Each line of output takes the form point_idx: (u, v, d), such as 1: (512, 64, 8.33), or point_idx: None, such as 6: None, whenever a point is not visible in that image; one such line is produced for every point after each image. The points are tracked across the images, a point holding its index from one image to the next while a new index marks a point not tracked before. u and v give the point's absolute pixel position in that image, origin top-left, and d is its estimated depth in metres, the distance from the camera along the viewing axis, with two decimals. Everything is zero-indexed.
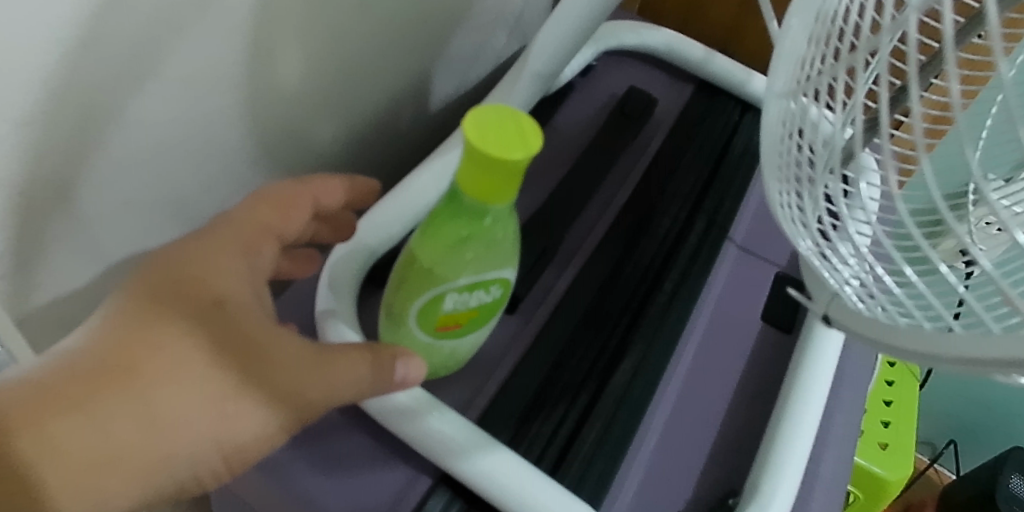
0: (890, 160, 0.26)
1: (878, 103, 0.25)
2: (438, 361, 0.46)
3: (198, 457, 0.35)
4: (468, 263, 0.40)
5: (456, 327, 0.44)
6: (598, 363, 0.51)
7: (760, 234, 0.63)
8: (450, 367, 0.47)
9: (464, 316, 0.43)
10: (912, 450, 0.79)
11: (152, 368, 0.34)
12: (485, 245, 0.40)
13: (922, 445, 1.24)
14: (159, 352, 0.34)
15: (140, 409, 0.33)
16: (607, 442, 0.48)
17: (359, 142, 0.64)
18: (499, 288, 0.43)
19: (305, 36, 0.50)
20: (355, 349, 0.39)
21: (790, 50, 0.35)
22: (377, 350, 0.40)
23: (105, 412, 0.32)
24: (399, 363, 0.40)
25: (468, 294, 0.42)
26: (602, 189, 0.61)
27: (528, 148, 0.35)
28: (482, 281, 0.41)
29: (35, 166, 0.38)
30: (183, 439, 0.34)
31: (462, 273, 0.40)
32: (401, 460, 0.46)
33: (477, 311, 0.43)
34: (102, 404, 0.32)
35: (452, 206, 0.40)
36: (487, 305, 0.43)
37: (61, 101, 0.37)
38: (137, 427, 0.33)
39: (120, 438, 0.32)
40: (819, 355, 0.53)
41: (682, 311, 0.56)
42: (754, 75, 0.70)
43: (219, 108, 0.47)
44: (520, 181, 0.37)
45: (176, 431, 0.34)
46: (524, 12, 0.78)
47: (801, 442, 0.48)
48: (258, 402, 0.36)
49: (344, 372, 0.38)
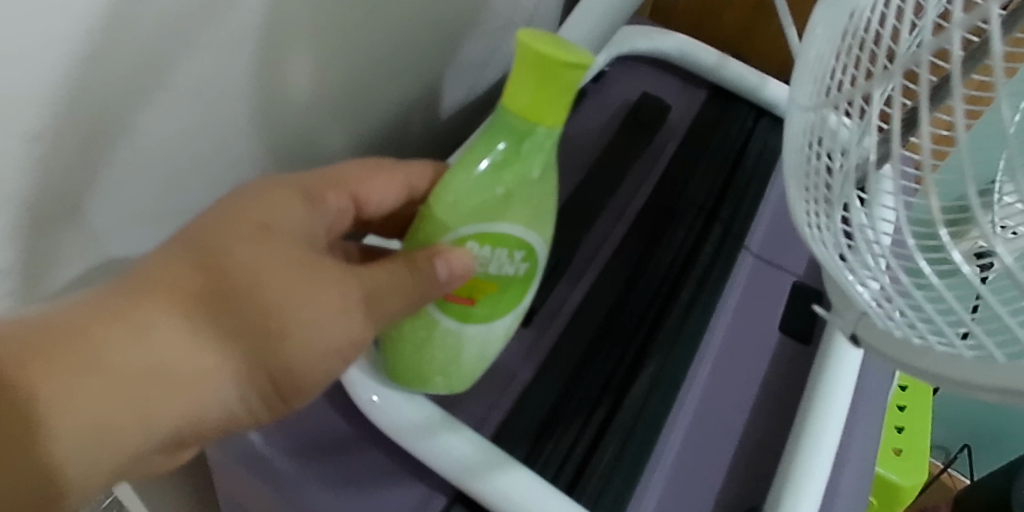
0: (928, 159, 0.25)
1: (918, 100, 0.24)
2: (442, 360, 0.43)
3: (238, 383, 0.35)
4: (502, 202, 0.39)
5: (468, 308, 0.41)
6: (614, 377, 0.51)
7: (777, 242, 0.62)
8: (451, 375, 0.44)
9: (479, 288, 0.40)
10: (927, 457, 0.78)
11: (192, 314, 0.33)
12: (523, 184, 0.39)
13: (935, 449, 1.23)
14: (195, 294, 0.33)
15: (173, 347, 0.33)
16: (623, 458, 0.47)
17: (369, 150, 0.63)
18: (523, 262, 0.41)
19: (315, 44, 0.49)
20: (387, 262, 0.38)
21: (814, 57, 0.34)
22: (410, 255, 0.38)
23: (136, 352, 0.32)
24: (438, 260, 0.37)
25: (490, 252, 0.39)
26: (616, 197, 0.61)
27: (583, 61, 0.35)
28: (509, 237, 0.39)
29: (43, 179, 0.37)
30: (216, 372, 0.34)
31: (493, 215, 0.39)
32: (415, 478, 0.45)
33: (496, 283, 0.40)
34: (129, 350, 0.31)
35: (492, 134, 0.38)
36: (507, 281, 0.41)
37: (69, 113, 0.36)
38: (167, 368, 0.32)
39: (149, 381, 0.32)
40: (839, 364, 0.52)
41: (698, 324, 0.55)
42: (768, 79, 0.69)
43: (229, 118, 0.46)
44: (569, 100, 0.37)
45: (208, 366, 0.34)
46: (533, 17, 0.77)
47: (823, 455, 0.47)
48: (292, 335, 0.35)
49: (383, 291, 0.37)
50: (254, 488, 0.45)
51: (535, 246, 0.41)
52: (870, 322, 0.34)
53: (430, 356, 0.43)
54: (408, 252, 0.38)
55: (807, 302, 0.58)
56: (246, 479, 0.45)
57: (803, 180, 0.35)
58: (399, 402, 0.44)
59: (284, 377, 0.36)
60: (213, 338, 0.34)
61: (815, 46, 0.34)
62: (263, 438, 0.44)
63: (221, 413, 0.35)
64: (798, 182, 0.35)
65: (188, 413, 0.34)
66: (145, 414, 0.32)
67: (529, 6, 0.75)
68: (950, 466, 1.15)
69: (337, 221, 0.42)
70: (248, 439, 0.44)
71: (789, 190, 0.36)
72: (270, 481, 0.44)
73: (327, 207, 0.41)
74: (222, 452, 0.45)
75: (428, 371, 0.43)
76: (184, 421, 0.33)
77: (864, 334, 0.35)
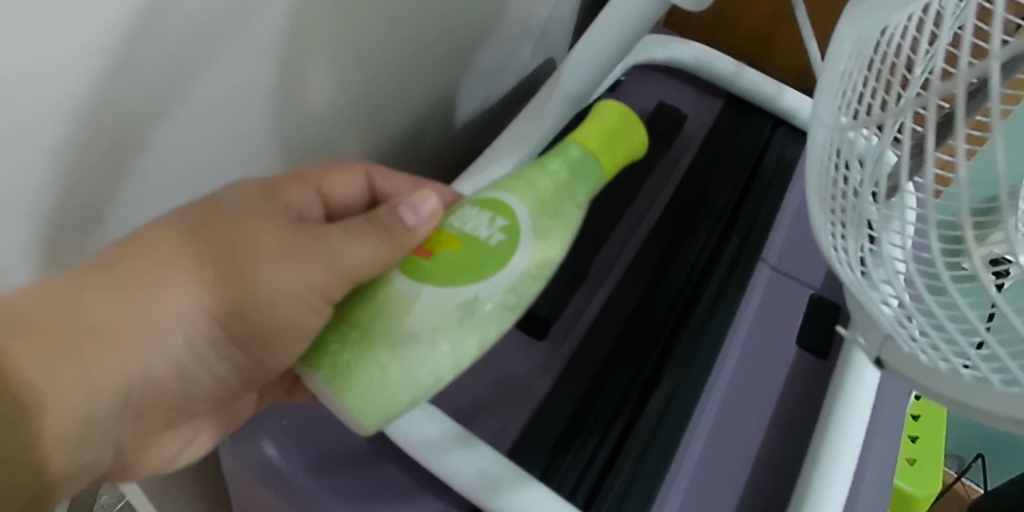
0: (963, 159, 0.25)
1: (955, 102, 0.24)
2: (353, 315, 0.35)
3: (184, 339, 0.36)
4: (511, 175, 0.39)
5: (421, 262, 0.36)
6: (631, 393, 0.51)
7: (795, 254, 0.61)
8: (350, 345, 0.34)
9: (444, 245, 0.36)
10: (942, 467, 0.76)
11: (135, 286, 0.34)
12: (537, 171, 0.39)
13: (950, 457, 1.20)
14: (136, 267, 0.34)
15: (115, 314, 0.34)
16: (639, 477, 0.48)
17: (385, 158, 0.63)
18: (501, 236, 0.36)
19: (333, 56, 0.49)
20: (359, 224, 0.36)
21: (842, 70, 0.34)
22: (374, 214, 0.37)
23: (82, 323, 0.33)
24: (404, 209, 0.36)
25: (474, 213, 0.37)
26: (632, 208, 0.60)
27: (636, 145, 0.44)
28: (500, 204, 0.37)
29: (64, 192, 0.37)
30: (163, 329, 0.35)
31: (501, 180, 0.39)
32: (432, 492, 0.45)
33: (458, 243, 0.36)
34: (75, 322, 0.33)
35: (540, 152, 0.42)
36: (475, 245, 0.36)
37: (91, 130, 0.36)
38: (113, 336, 0.34)
39: (98, 349, 0.33)
40: (857, 379, 0.51)
41: (716, 337, 0.55)
42: (785, 88, 0.68)
43: (249, 131, 0.46)
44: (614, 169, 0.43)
45: (152, 330, 0.35)
46: (549, 24, 0.77)
47: (844, 473, 0.47)
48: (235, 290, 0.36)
49: (343, 243, 0.35)
50: (272, 500, 0.46)
51: (521, 233, 0.37)
52: (896, 347, 0.34)
53: (342, 315, 0.35)
54: (373, 211, 0.37)
55: (826, 315, 0.58)
56: (264, 491, 0.46)
57: (824, 195, 0.35)
58: (416, 418, 0.44)
59: (228, 332, 0.37)
60: (161, 299, 0.35)
61: (841, 60, 0.34)
62: (280, 451, 0.45)
63: (168, 371, 0.37)
64: (820, 198, 0.35)
65: (135, 378, 0.35)
66: (97, 382, 0.34)
67: (545, 14, 0.75)
68: (965, 475, 1.14)
69: (307, 212, 0.43)
70: (264, 451, 0.45)
71: (812, 208, 0.36)
72: (288, 493, 0.45)
73: (293, 199, 0.41)
74: (241, 464, 0.46)
75: (328, 335, 0.35)
76: (131, 386, 0.35)
77: (889, 358, 0.34)
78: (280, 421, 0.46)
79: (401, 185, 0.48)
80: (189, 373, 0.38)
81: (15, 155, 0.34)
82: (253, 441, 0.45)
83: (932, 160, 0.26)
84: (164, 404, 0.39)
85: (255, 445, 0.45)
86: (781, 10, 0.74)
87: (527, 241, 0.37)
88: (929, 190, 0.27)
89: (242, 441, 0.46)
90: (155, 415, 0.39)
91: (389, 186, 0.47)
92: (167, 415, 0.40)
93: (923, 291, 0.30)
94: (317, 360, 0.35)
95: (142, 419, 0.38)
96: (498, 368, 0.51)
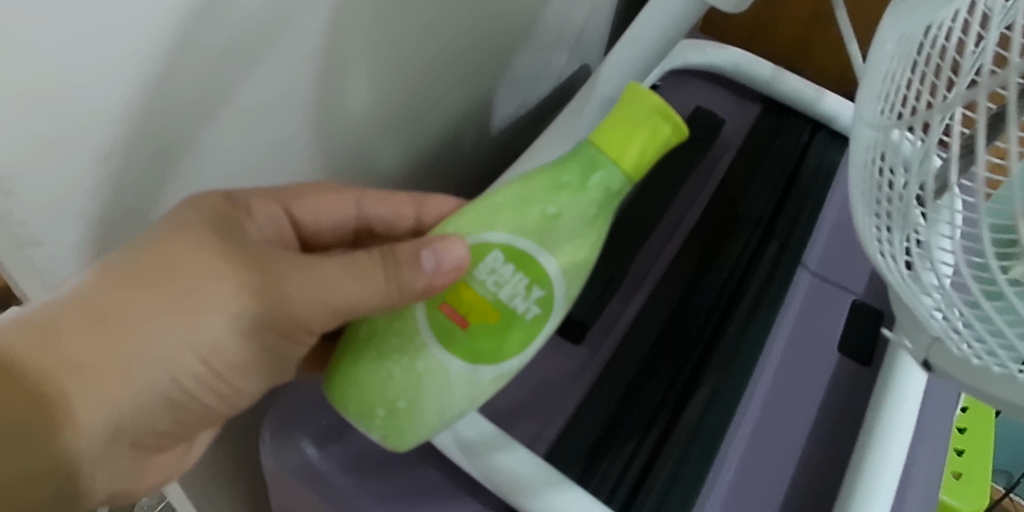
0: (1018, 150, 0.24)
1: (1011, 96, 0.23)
2: (394, 385, 0.37)
3: (167, 372, 0.36)
4: (559, 234, 0.37)
5: (456, 330, 0.37)
6: (668, 398, 0.51)
7: (835, 260, 0.61)
8: (400, 415, 0.38)
9: (479, 314, 0.37)
10: (989, 481, 0.72)
11: (104, 323, 0.34)
12: (577, 217, 0.38)
13: (997, 472, 1.12)
14: (114, 306, 0.34)
15: (92, 351, 0.34)
16: (679, 482, 0.48)
17: (424, 166, 0.64)
18: (537, 309, 0.38)
19: (373, 63, 0.50)
20: (364, 254, 0.37)
21: (885, 71, 0.34)
22: (390, 251, 0.36)
23: (50, 363, 0.33)
24: (425, 253, 0.36)
25: (511, 275, 0.37)
26: (671, 211, 0.61)
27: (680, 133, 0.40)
28: (541, 274, 0.37)
29: (116, 195, 0.38)
30: (138, 365, 0.35)
31: (550, 233, 0.37)
32: (471, 495, 0.47)
33: (496, 317, 0.37)
34: (48, 358, 0.33)
35: (572, 158, 0.39)
36: (512, 319, 0.37)
37: (143, 136, 0.37)
38: (87, 371, 0.34)
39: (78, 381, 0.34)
40: (901, 390, 0.50)
41: (756, 342, 0.54)
42: (824, 92, 0.67)
43: (290, 140, 0.47)
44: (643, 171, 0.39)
45: (127, 365, 0.35)
46: (584, 31, 0.77)
47: (887, 487, 0.46)
48: (212, 320, 0.36)
49: (345, 279, 0.36)
50: (312, 500, 0.47)
51: (554, 303, 0.38)
52: (943, 349, 0.33)
53: (384, 381, 0.38)
54: (390, 246, 0.37)
55: (870, 323, 0.57)
56: (304, 492, 0.47)
57: (867, 197, 0.34)
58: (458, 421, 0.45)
59: (217, 360, 0.37)
60: (139, 335, 0.35)
61: (884, 61, 0.34)
62: (319, 452, 0.46)
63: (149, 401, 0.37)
64: (864, 197, 0.34)
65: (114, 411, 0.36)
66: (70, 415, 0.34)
67: (581, 20, 0.75)
68: (1013, 491, 1.07)
69: (269, 232, 0.41)
70: (304, 451, 0.46)
71: (854, 206, 0.35)
72: (327, 492, 0.46)
73: (257, 220, 0.40)
74: (281, 464, 0.47)
75: (373, 399, 0.38)
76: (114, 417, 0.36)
77: (937, 361, 0.34)
78: (319, 421, 0.47)
79: (397, 206, 0.46)
80: (196, 391, 0.38)
81: (68, 161, 0.35)
82: (294, 442, 0.46)
83: (984, 155, 0.25)
84: (183, 410, 0.39)
85: (295, 445, 0.46)
86: (822, 11, 0.73)
87: (558, 311, 0.39)
88: (979, 187, 0.26)
89: (283, 441, 0.47)
90: (182, 412, 0.39)
91: (381, 210, 0.46)
92: (181, 423, 0.40)
93: (968, 275, 0.28)
94: (366, 414, 0.39)
95: (191, 417, 0.40)
96: (537, 375, 0.51)
